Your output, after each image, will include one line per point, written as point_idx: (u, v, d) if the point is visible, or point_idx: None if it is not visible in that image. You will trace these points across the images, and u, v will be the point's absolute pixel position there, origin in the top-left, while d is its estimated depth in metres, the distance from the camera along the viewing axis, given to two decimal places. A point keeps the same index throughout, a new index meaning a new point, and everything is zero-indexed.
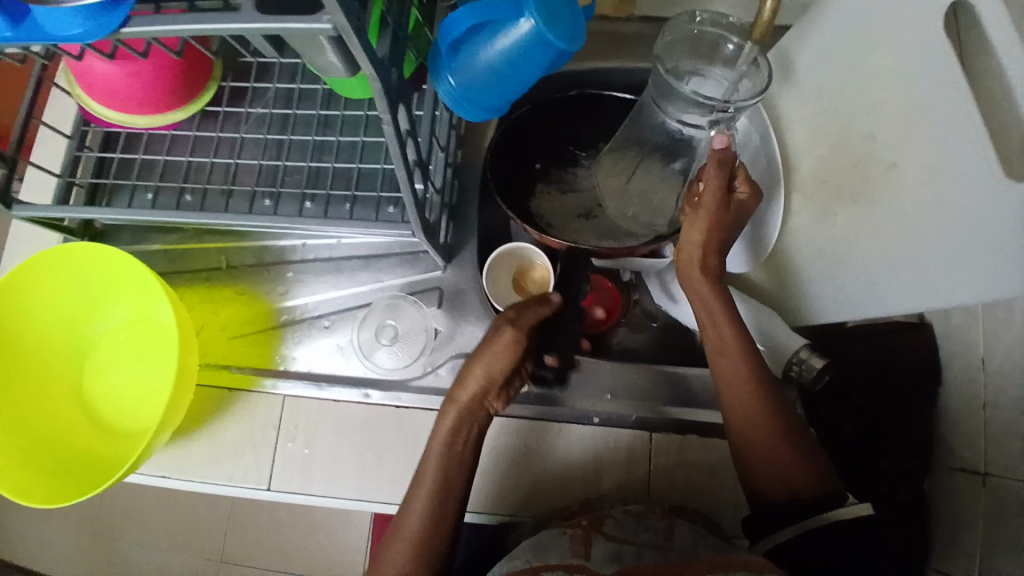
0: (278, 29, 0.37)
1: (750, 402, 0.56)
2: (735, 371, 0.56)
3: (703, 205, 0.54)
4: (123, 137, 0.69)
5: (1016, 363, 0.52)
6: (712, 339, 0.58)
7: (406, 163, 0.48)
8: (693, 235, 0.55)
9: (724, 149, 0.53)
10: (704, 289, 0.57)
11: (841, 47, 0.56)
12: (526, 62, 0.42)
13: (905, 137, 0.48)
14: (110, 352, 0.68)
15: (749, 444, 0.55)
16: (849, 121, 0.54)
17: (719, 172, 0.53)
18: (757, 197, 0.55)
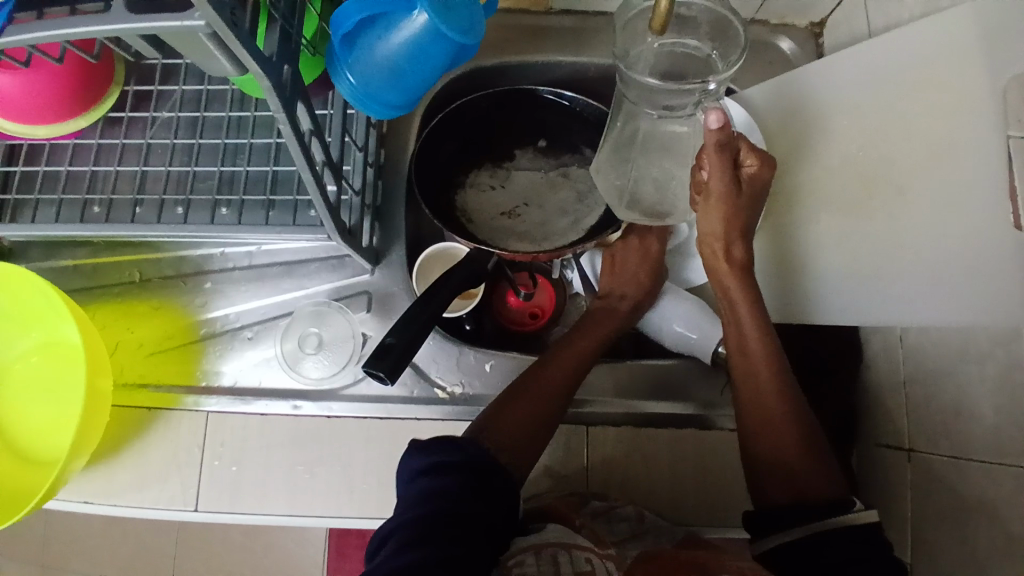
0: (152, 29, 0.34)
1: (769, 400, 0.54)
2: (755, 364, 0.56)
3: (713, 195, 0.54)
4: (24, 146, 0.65)
5: (930, 336, 0.53)
6: (733, 340, 0.58)
7: (312, 166, 0.46)
8: (711, 224, 0.56)
9: (722, 126, 0.49)
10: (728, 276, 0.58)
11: (862, 72, 0.60)
12: (425, 58, 0.41)
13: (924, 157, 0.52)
14: (19, 379, 0.64)
15: (760, 435, 0.53)
16: (868, 139, 0.58)
17: (720, 156, 0.52)
18: (768, 165, 0.54)
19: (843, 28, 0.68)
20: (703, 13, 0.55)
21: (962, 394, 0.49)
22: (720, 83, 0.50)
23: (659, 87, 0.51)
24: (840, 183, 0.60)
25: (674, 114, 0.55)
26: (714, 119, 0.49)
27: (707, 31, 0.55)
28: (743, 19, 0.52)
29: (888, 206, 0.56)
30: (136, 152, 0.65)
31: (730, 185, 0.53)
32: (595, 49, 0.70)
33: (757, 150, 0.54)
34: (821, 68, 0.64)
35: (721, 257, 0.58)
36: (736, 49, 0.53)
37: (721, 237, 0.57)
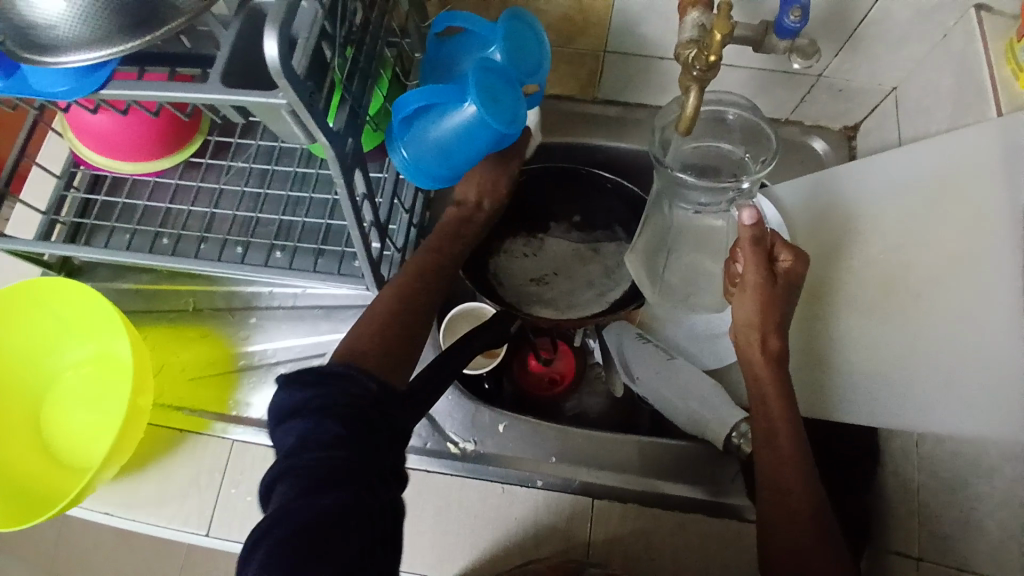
0: (237, 101, 0.40)
1: (797, 491, 0.50)
2: (782, 451, 0.52)
3: (749, 284, 0.52)
4: (111, 179, 0.73)
5: (944, 445, 0.52)
6: (761, 425, 0.54)
7: (360, 225, 0.51)
8: (746, 313, 0.53)
9: (756, 222, 0.49)
10: (759, 365, 0.55)
11: (887, 182, 0.63)
12: (471, 142, 0.46)
13: (945, 269, 0.54)
14: (71, 387, 0.69)
15: (782, 529, 0.49)
16: (891, 245, 0.60)
17: (755, 249, 0.51)
18: (804, 261, 0.53)
19: (875, 134, 0.71)
20: (735, 118, 0.58)
21: (972, 508, 0.48)
22: (753, 183, 0.54)
23: (696, 187, 0.54)
24: (862, 283, 0.62)
25: (711, 208, 0.59)
26: (748, 215, 0.49)
27: (739, 133, 0.59)
28: (775, 126, 0.55)
29: (906, 310, 0.57)
30: (207, 194, 0.72)
31: (766, 277, 0.51)
32: (635, 137, 0.75)
33: (790, 245, 0.53)
34: (849, 173, 0.67)
35: (758, 352, 0.54)
36: (768, 154, 0.56)
37: (758, 330, 0.53)
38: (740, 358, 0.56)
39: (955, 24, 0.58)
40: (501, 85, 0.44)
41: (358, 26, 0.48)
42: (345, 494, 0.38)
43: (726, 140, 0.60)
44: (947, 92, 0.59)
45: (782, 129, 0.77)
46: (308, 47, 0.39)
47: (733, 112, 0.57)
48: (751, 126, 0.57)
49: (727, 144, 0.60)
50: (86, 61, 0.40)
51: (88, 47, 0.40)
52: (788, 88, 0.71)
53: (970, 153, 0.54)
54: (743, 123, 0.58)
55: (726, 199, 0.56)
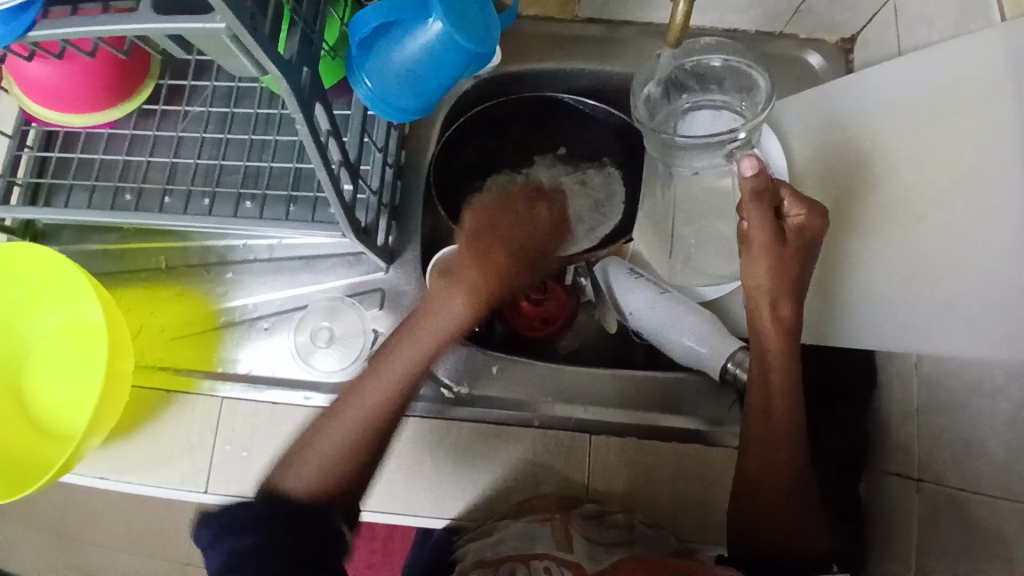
0: (175, 29, 0.35)
1: (782, 427, 0.54)
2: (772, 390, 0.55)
3: (754, 241, 0.55)
4: (63, 134, 0.68)
5: (946, 366, 0.51)
6: (755, 369, 0.56)
7: (327, 165, 0.47)
8: (757, 274, 0.55)
9: (756, 173, 0.50)
10: (766, 324, 0.56)
11: (888, 92, 0.59)
12: (440, 66, 0.42)
13: (950, 184, 0.51)
14: (46, 353, 0.67)
15: (762, 467, 0.54)
16: (893, 160, 0.57)
17: (757, 203, 0.53)
18: (817, 212, 0.55)
19: (874, 45, 0.66)
20: (723, 65, 0.62)
21: (974, 427, 0.48)
22: (749, 130, 0.58)
23: (691, 144, 0.60)
24: (861, 205, 0.59)
25: (713, 166, 0.65)
26: (748, 166, 0.50)
27: (730, 78, 0.63)
28: (759, 67, 0.60)
29: (907, 230, 0.55)
30: (167, 143, 0.67)
31: (773, 232, 0.54)
32: (620, 58, 0.70)
33: (803, 199, 0.55)
34: (848, 85, 0.63)
35: (767, 314, 0.56)
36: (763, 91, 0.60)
37: (768, 292, 0.55)
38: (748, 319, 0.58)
39: None
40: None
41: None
42: (251, 539, 0.49)
43: (720, 88, 0.64)
44: None
45: (776, 43, 0.72)
46: None
47: (717, 58, 0.62)
48: (738, 72, 0.62)
49: (721, 95, 0.64)
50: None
51: None
52: None
53: (980, 55, 0.50)
54: (732, 70, 0.62)
55: (726, 153, 0.62)
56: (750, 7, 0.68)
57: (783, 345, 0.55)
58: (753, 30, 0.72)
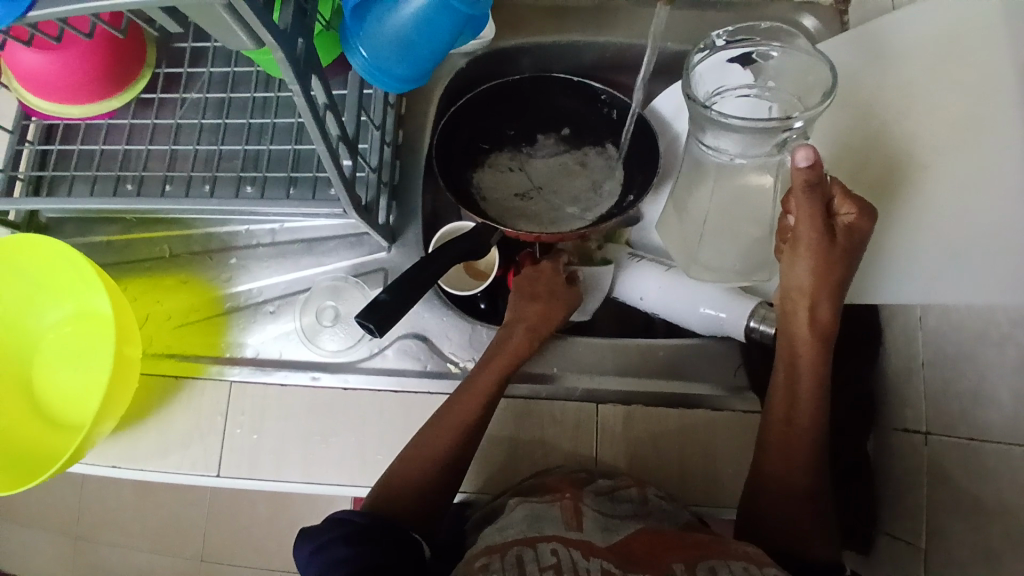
0: (170, 1, 0.35)
1: (806, 401, 0.56)
2: (801, 373, 0.56)
3: (802, 241, 0.52)
4: (62, 126, 0.68)
5: (950, 316, 0.51)
6: (784, 357, 0.58)
7: (327, 140, 0.47)
8: (799, 274, 0.54)
9: (811, 165, 0.45)
10: (801, 317, 0.56)
11: (884, 46, 0.59)
12: (435, 29, 0.42)
13: (951, 135, 0.51)
14: (55, 347, 0.68)
15: (780, 439, 0.56)
16: (891, 116, 0.57)
17: (807, 196, 0.48)
18: (869, 214, 0.51)
19: (869, 4, 0.66)
20: (783, 58, 0.56)
21: (980, 374, 0.48)
22: (806, 120, 0.47)
23: (739, 126, 0.49)
24: (861, 163, 0.59)
25: (756, 156, 0.53)
26: (802, 157, 0.45)
27: (786, 75, 0.57)
28: (827, 57, 0.52)
29: (908, 183, 0.55)
30: (166, 132, 0.68)
31: (821, 234, 0.51)
32: (615, 29, 0.70)
33: (856, 198, 0.51)
34: (844, 45, 0.63)
35: (804, 318, 0.56)
36: (824, 84, 0.52)
37: (808, 293, 0.54)
38: (783, 319, 0.58)
39: None
40: None
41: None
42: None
43: (770, 83, 0.58)
44: None
45: (770, 8, 0.71)
46: None
47: (775, 48, 0.56)
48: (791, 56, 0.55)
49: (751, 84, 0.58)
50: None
51: None
52: None
53: None
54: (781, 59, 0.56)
55: (777, 143, 0.51)
56: None
57: (814, 346, 0.55)
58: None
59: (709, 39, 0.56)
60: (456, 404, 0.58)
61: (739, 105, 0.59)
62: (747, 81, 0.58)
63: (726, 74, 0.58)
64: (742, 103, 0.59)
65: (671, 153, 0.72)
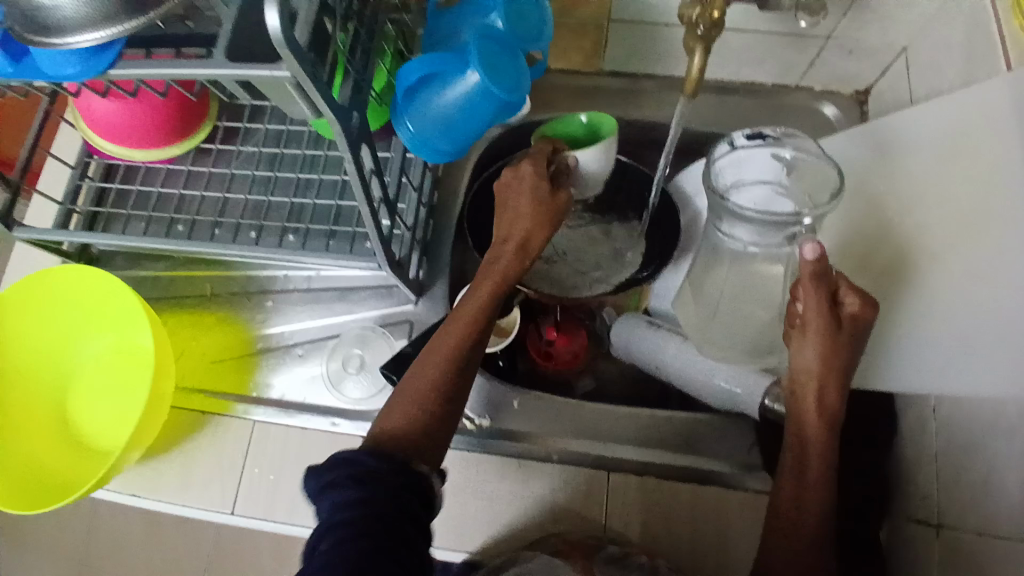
0: (244, 76, 0.40)
1: (820, 483, 0.55)
2: (810, 456, 0.56)
3: (810, 326, 0.52)
4: (123, 169, 0.74)
5: (964, 407, 0.52)
6: (793, 443, 0.57)
7: (369, 201, 0.51)
8: (806, 360, 0.54)
9: (818, 258, 0.48)
10: (809, 402, 0.56)
11: (900, 139, 0.62)
12: (475, 112, 0.46)
13: (965, 230, 0.53)
14: (94, 374, 0.71)
15: (791, 520, 0.55)
16: (907, 206, 0.59)
17: (816, 286, 0.50)
18: (872, 304, 0.52)
19: (887, 97, 0.69)
20: (797, 159, 0.59)
21: (992, 468, 0.48)
22: (816, 217, 0.52)
23: (754, 218, 0.52)
24: (876, 248, 0.61)
25: (767, 246, 0.56)
26: (808, 248, 0.48)
27: (801, 173, 0.59)
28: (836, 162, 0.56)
29: (922, 270, 0.56)
30: (219, 180, 0.73)
31: (829, 319, 0.51)
32: (643, 108, 0.74)
33: (859, 288, 0.52)
34: (861, 135, 0.66)
35: (813, 404, 0.55)
36: (832, 183, 0.55)
37: (817, 379, 0.54)
38: (791, 402, 0.58)
39: None
40: (501, 54, 0.45)
41: (364, 17, 0.48)
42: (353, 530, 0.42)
43: (788, 181, 0.59)
44: (959, 48, 0.58)
45: (791, 95, 0.75)
46: (309, 19, 0.39)
47: (792, 150, 0.58)
48: (806, 158, 0.58)
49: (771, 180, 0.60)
50: (99, 39, 0.39)
51: (94, 25, 0.39)
52: (795, 52, 0.69)
53: (991, 108, 0.52)
54: (797, 160, 0.59)
55: (788, 236, 0.54)
56: (765, 62, 0.72)
57: (822, 430, 0.55)
58: (769, 83, 0.75)
59: (731, 137, 0.61)
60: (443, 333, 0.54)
61: (761, 197, 0.60)
62: (766, 176, 0.60)
63: (745, 169, 0.61)
64: (762, 195, 0.60)
65: (692, 227, 0.75)
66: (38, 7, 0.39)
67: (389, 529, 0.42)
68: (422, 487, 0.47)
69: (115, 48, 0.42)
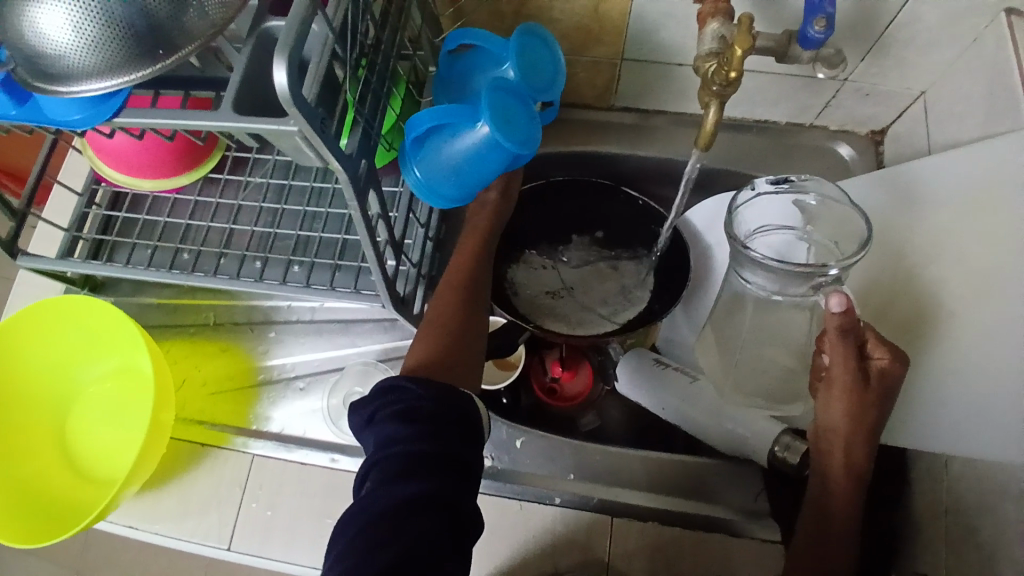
0: (252, 129, 0.39)
1: (829, 540, 0.54)
2: (831, 509, 0.55)
3: (836, 382, 0.51)
4: (130, 196, 0.74)
5: (974, 467, 0.51)
6: (818, 495, 0.57)
7: (375, 246, 0.50)
8: (833, 415, 0.53)
9: (845, 311, 0.45)
10: (835, 456, 0.55)
11: (915, 187, 0.61)
12: (483, 162, 0.46)
13: (978, 287, 0.52)
14: (93, 401, 0.70)
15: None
16: (922, 258, 0.58)
17: (843, 343, 0.48)
18: (902, 361, 0.50)
19: (904, 140, 0.68)
20: (820, 206, 0.58)
21: (1004, 533, 0.46)
22: (843, 268, 0.49)
23: (777, 268, 0.51)
24: (889, 297, 0.60)
25: (792, 295, 0.55)
26: (835, 303, 0.46)
27: (823, 220, 0.59)
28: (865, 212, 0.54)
29: (936, 324, 0.55)
30: (226, 210, 0.73)
31: (855, 376, 0.50)
32: (654, 145, 0.74)
33: (887, 342, 0.51)
34: (875, 182, 0.65)
35: (840, 458, 0.54)
36: (859, 236, 0.55)
37: (844, 434, 0.53)
38: (816, 454, 0.57)
39: (994, 23, 0.54)
40: (511, 106, 0.44)
41: (377, 63, 0.48)
42: (414, 483, 0.45)
43: (809, 227, 0.60)
44: (980, 98, 0.57)
45: (804, 134, 0.74)
46: (320, 72, 0.39)
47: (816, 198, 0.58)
48: (831, 207, 0.58)
49: (794, 226, 0.60)
50: (108, 88, 0.38)
51: (100, 75, 0.38)
52: (810, 93, 0.68)
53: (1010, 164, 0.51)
54: (820, 208, 0.58)
55: (812, 285, 0.52)
56: (779, 103, 0.71)
57: (848, 483, 0.55)
58: (782, 122, 0.74)
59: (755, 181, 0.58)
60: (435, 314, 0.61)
61: (787, 246, 0.60)
62: (789, 223, 0.60)
63: (768, 215, 0.60)
64: (784, 243, 0.60)
65: (701, 265, 0.74)
66: (38, 50, 0.37)
67: (431, 466, 0.46)
68: (470, 414, 0.51)
69: (124, 94, 0.42)
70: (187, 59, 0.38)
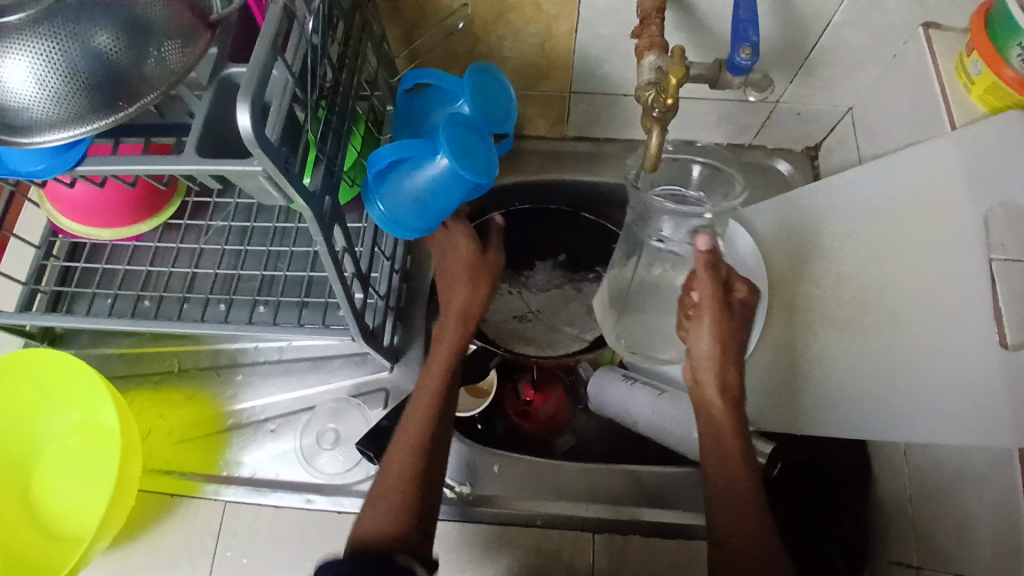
0: (217, 172, 0.40)
1: None
2: (734, 475, 0.53)
3: (705, 313, 0.56)
4: (89, 245, 0.73)
5: (934, 454, 0.54)
6: (711, 454, 0.55)
7: (342, 279, 0.51)
8: (703, 346, 0.56)
9: (711, 249, 0.54)
10: (716, 403, 0.56)
11: (849, 194, 0.65)
12: (446, 194, 0.48)
13: (919, 286, 0.57)
14: (56, 456, 0.67)
15: None
16: (864, 261, 0.62)
17: (710, 276, 0.55)
18: (755, 293, 0.58)
19: (836, 154, 0.74)
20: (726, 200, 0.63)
21: (966, 512, 0.50)
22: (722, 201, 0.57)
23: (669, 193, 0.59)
24: (836, 300, 0.64)
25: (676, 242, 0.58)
26: (704, 242, 0.54)
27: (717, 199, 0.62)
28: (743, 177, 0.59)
29: (883, 321, 0.59)
30: (188, 254, 0.72)
31: (721, 302, 0.55)
32: (609, 170, 0.77)
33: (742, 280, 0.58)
34: (811, 193, 0.69)
35: (716, 396, 0.56)
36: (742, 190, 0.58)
37: (717, 366, 0.56)
38: (694, 402, 0.58)
39: (907, 42, 0.60)
40: (469, 139, 0.47)
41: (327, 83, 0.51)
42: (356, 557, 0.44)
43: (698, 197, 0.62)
44: (901, 113, 0.62)
45: (745, 152, 0.79)
46: (281, 112, 0.41)
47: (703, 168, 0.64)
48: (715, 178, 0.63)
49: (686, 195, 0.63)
50: (68, 138, 0.39)
51: (61, 125, 0.38)
52: (748, 115, 0.73)
53: (937, 172, 0.56)
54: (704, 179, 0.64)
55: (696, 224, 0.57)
56: (721, 125, 0.75)
57: (736, 432, 0.55)
58: (724, 143, 0.79)
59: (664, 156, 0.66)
60: (420, 390, 0.59)
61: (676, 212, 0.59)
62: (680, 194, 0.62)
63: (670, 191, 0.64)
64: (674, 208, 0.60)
65: None
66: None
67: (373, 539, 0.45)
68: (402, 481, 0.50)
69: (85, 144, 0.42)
70: (147, 105, 0.39)
